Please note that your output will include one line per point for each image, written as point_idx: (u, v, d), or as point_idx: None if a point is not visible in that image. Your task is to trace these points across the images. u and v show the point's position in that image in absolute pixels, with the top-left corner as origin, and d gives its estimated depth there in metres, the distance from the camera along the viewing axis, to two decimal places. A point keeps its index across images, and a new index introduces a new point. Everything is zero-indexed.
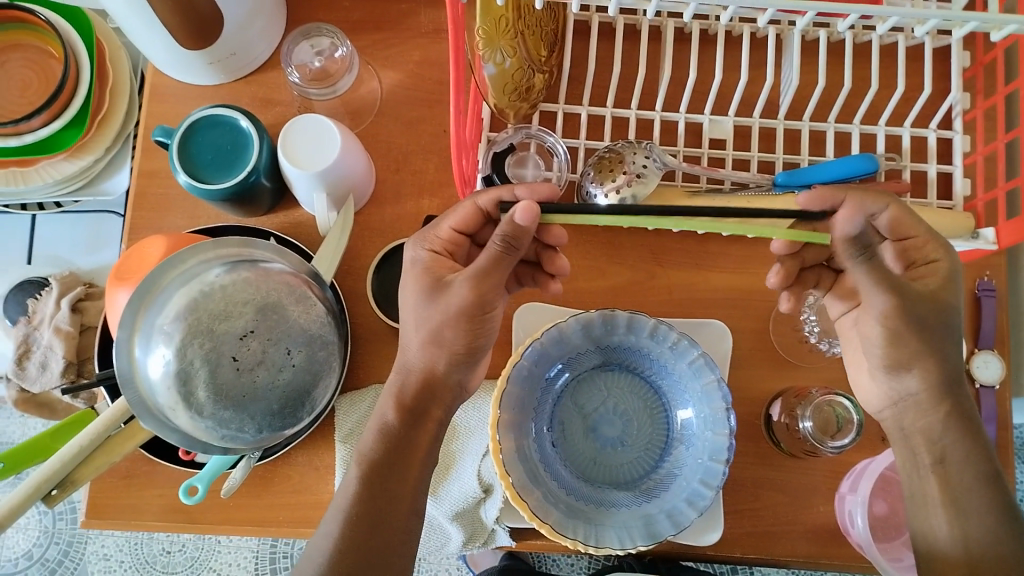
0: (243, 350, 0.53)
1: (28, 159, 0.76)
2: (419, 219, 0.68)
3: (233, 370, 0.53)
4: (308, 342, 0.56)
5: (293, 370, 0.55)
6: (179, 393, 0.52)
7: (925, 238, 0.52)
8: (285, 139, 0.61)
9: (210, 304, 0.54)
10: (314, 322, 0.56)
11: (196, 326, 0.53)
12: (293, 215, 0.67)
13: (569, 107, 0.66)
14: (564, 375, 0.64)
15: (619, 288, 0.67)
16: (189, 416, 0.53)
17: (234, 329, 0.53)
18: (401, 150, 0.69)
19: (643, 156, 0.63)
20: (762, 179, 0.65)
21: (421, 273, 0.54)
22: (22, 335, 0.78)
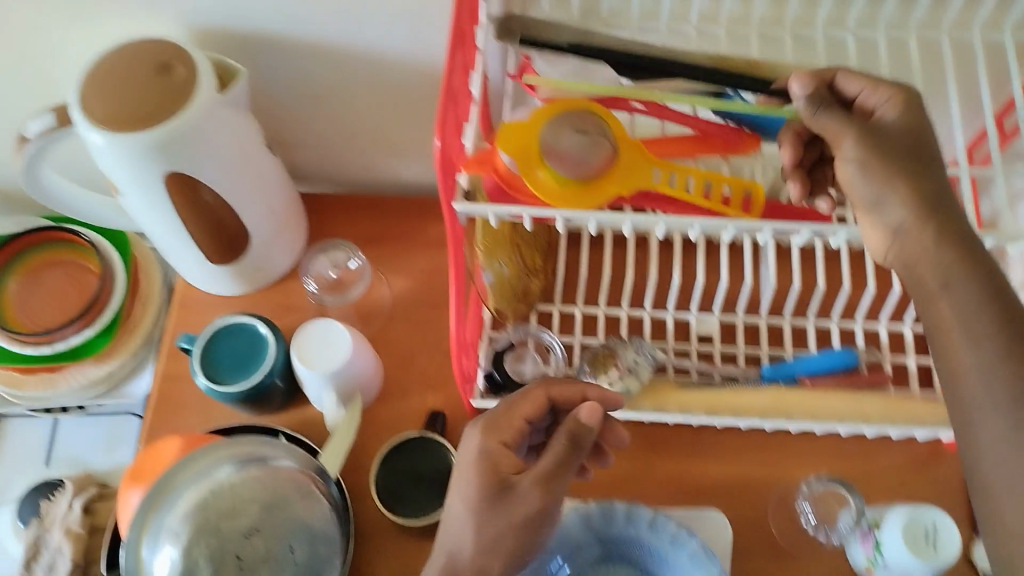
0: (247, 548, 0.55)
1: (58, 366, 0.82)
2: (424, 415, 0.71)
3: (236, 569, 0.55)
4: (311, 539, 0.57)
5: (295, 568, 0.56)
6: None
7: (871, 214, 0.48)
8: (299, 342, 0.66)
9: (219, 503, 0.56)
10: (318, 519, 0.58)
11: (203, 525, 0.55)
12: (304, 412, 0.71)
13: (563, 308, 0.72)
14: (565, 570, 0.64)
15: (618, 479, 0.69)
16: None
17: (240, 526, 0.56)
18: (409, 350, 0.74)
19: (632, 352, 0.68)
20: (749, 372, 0.69)
21: (486, 469, 0.53)
22: (32, 537, 0.79)
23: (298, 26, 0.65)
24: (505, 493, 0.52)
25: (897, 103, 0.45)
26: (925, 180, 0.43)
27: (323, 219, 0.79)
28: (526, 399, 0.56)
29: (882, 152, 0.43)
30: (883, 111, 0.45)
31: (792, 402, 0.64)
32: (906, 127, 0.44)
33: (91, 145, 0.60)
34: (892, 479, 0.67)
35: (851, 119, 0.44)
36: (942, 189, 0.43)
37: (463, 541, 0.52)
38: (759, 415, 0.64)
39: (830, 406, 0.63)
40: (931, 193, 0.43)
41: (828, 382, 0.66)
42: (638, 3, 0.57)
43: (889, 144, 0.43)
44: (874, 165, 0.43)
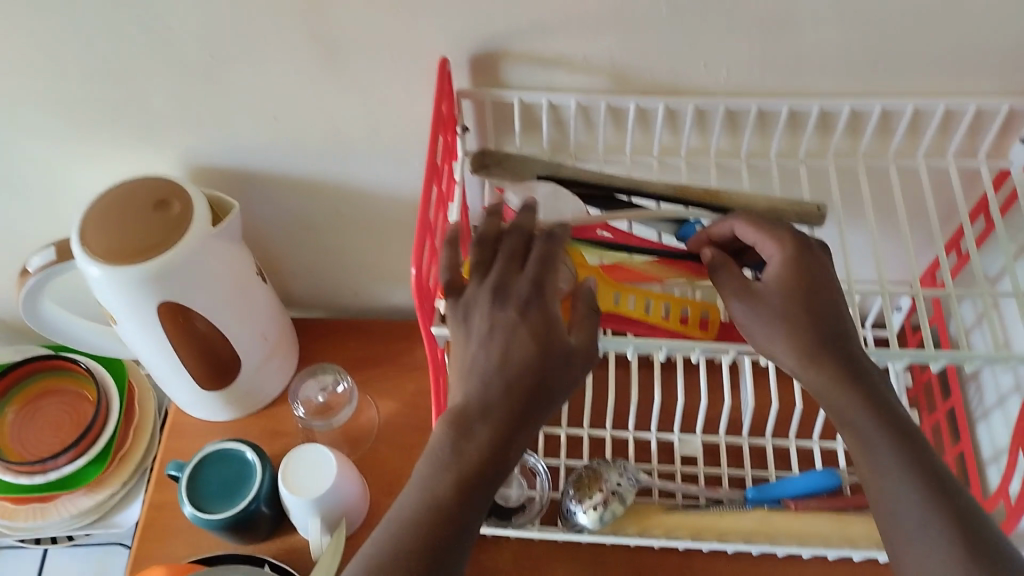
0: None
1: (49, 495, 0.82)
2: None
3: None
4: None
5: None
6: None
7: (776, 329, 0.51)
8: (285, 469, 0.66)
9: None
10: None
11: None
12: (289, 540, 0.70)
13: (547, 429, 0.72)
14: None
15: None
16: None
17: None
18: (393, 474, 0.74)
19: (616, 474, 0.67)
20: (734, 493, 0.68)
21: (556, 330, 0.45)
22: None
23: (288, 164, 0.69)
24: (565, 356, 0.45)
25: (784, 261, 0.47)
26: (808, 325, 0.46)
27: (313, 345, 0.81)
28: (549, 255, 0.47)
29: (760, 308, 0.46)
30: (772, 265, 0.48)
31: (776, 525, 0.63)
32: (787, 283, 0.46)
33: (89, 278, 0.62)
34: None
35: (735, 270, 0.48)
36: (826, 333, 0.46)
37: (523, 408, 0.44)
38: (744, 538, 0.63)
39: (813, 528, 0.63)
40: (814, 340, 0.46)
41: (811, 505, 0.65)
42: (604, 137, 0.61)
43: (773, 301, 0.46)
44: (753, 324, 0.46)
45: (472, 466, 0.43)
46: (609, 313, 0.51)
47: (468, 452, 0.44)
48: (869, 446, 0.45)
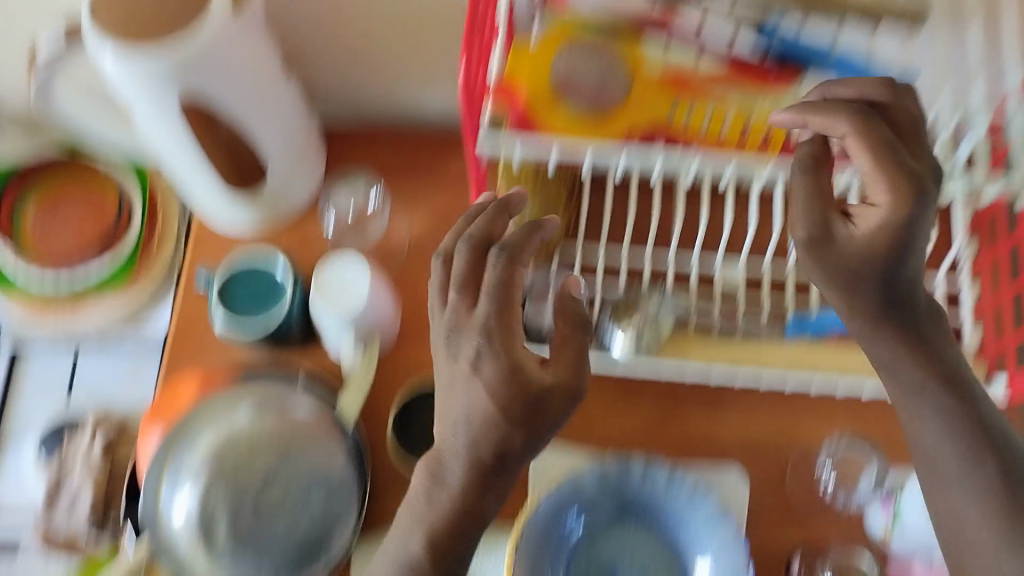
0: (266, 495, 0.55)
1: (79, 300, 0.82)
2: None
3: (253, 515, 0.55)
4: (328, 488, 0.57)
5: (310, 517, 0.56)
6: (198, 539, 0.54)
7: (875, 165, 0.43)
8: (318, 279, 0.66)
9: (237, 448, 0.56)
10: (336, 467, 0.57)
11: (221, 470, 0.55)
12: (322, 356, 0.70)
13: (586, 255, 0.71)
14: (580, 530, 0.63)
15: (635, 433, 0.68)
16: (208, 560, 0.54)
17: (258, 473, 0.55)
18: (427, 292, 0.73)
19: (654, 303, 0.66)
20: (774, 326, 0.66)
21: (524, 375, 0.47)
22: (53, 477, 0.77)
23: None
24: (540, 401, 0.47)
25: (892, 205, 0.44)
26: (862, 293, 0.48)
27: (340, 158, 0.77)
28: (513, 324, 0.47)
29: (833, 258, 0.47)
30: (879, 208, 0.45)
31: (815, 358, 0.64)
32: (885, 230, 0.45)
33: (102, 67, 0.57)
34: None
35: (824, 207, 0.46)
36: (886, 279, 0.47)
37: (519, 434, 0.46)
38: (780, 369, 0.64)
39: (856, 364, 0.64)
40: (869, 302, 0.48)
41: (855, 338, 0.65)
42: None
43: (836, 256, 0.47)
44: (820, 278, 0.48)
45: (439, 542, 0.48)
46: (659, 125, 0.46)
47: (441, 500, 0.48)
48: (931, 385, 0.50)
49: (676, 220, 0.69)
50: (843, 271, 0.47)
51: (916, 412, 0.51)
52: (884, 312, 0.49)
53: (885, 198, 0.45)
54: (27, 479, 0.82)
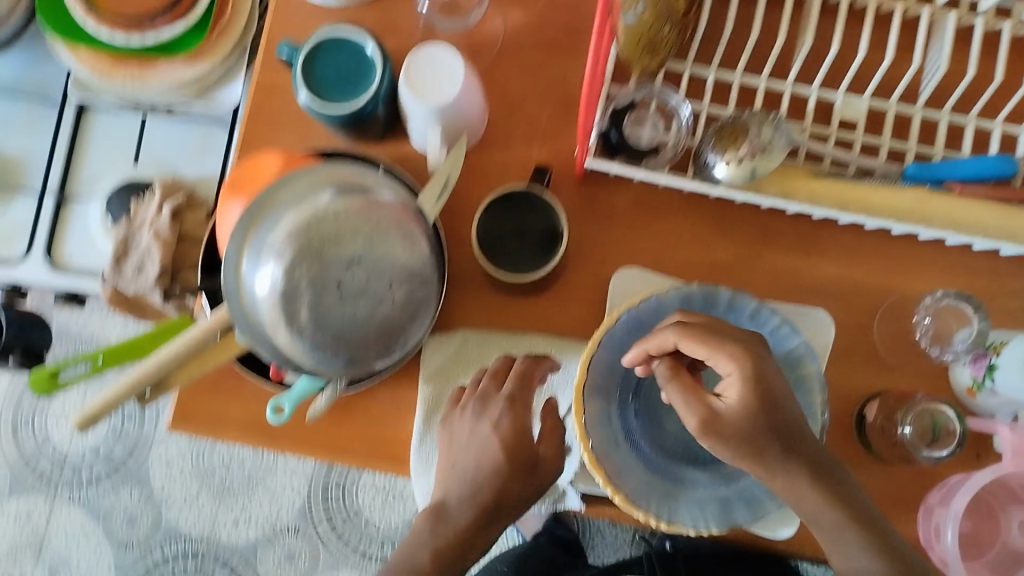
0: (349, 276, 0.53)
1: (149, 61, 0.77)
2: (527, 168, 0.67)
3: (336, 296, 0.53)
4: (410, 278, 0.55)
5: (392, 305, 0.54)
6: (284, 311, 0.53)
7: (710, 350, 0.54)
8: (408, 69, 0.60)
9: (322, 227, 0.53)
10: (418, 259, 0.56)
11: (306, 247, 0.53)
12: (403, 148, 0.67)
13: (697, 70, 0.64)
14: None
15: (721, 264, 0.65)
16: (289, 334, 0.53)
17: (342, 255, 0.53)
18: (519, 93, 0.68)
19: (770, 128, 0.60)
20: (891, 168, 0.63)
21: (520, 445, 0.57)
22: (122, 235, 0.79)
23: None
24: (534, 462, 0.57)
25: (737, 377, 0.54)
26: (779, 464, 0.53)
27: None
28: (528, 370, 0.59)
29: (726, 443, 0.53)
30: (731, 394, 0.54)
31: (934, 208, 0.59)
32: (743, 400, 0.53)
33: None
34: (1017, 303, 0.63)
35: (697, 402, 0.54)
36: (766, 445, 0.53)
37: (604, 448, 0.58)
38: (892, 216, 0.60)
39: (976, 216, 0.59)
40: (780, 447, 0.53)
41: (977, 192, 0.60)
42: None
43: (722, 433, 0.53)
44: (722, 452, 0.53)
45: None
46: None
47: (445, 531, 0.57)
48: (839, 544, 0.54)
49: (805, 40, 0.63)
50: (744, 451, 0.53)
51: (845, 546, 0.54)
52: (767, 454, 0.53)
53: (736, 394, 0.54)
54: (97, 239, 0.85)
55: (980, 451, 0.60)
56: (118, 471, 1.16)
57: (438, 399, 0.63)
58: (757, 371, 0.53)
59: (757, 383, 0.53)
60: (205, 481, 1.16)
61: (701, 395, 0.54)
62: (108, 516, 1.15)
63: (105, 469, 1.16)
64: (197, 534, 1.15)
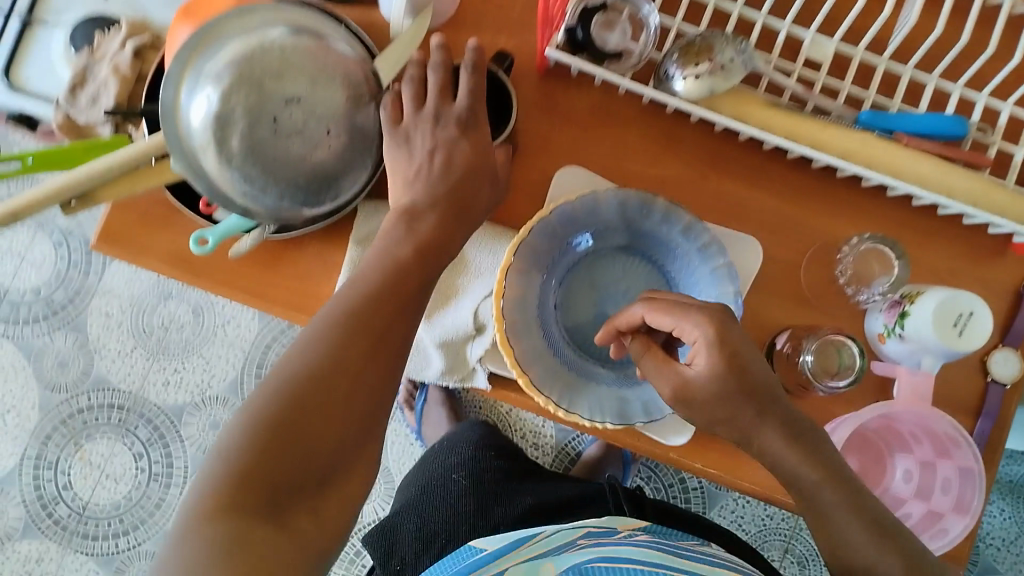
0: (286, 114, 0.53)
1: None
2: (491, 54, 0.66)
3: (271, 131, 0.53)
4: (349, 129, 0.56)
5: (327, 152, 0.55)
6: (214, 136, 0.52)
7: (676, 318, 0.52)
8: None
9: (266, 59, 0.53)
10: (360, 112, 0.56)
11: (247, 76, 0.52)
12: (369, 13, 0.65)
13: None
14: (588, 244, 0.64)
15: (665, 180, 0.65)
16: (218, 161, 0.53)
17: (284, 91, 0.53)
18: None
19: (732, 51, 0.60)
20: (846, 112, 0.63)
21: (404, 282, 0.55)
22: (82, 64, 0.78)
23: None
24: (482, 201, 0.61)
25: (703, 346, 0.52)
26: (761, 428, 0.54)
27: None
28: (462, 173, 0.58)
29: (698, 407, 0.53)
30: (698, 354, 0.52)
31: (877, 153, 0.60)
32: (711, 366, 0.52)
33: None
34: (941, 263, 0.64)
35: (668, 369, 0.54)
36: (741, 411, 0.53)
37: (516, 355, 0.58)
38: (836, 155, 0.60)
39: (917, 169, 0.60)
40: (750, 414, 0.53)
41: (922, 146, 0.61)
42: None
43: (698, 404, 0.53)
44: (697, 415, 0.54)
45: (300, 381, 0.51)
46: None
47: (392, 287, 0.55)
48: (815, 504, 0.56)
49: None
50: (716, 416, 0.53)
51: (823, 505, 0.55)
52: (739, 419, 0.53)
53: (703, 360, 0.52)
54: (57, 67, 0.83)
55: (878, 396, 0.63)
56: (57, 315, 1.17)
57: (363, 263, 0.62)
58: (724, 331, 0.52)
59: (725, 349, 0.51)
60: (141, 338, 1.17)
61: (671, 361, 0.54)
62: (40, 356, 1.16)
63: (43, 312, 1.16)
64: (126, 389, 1.16)
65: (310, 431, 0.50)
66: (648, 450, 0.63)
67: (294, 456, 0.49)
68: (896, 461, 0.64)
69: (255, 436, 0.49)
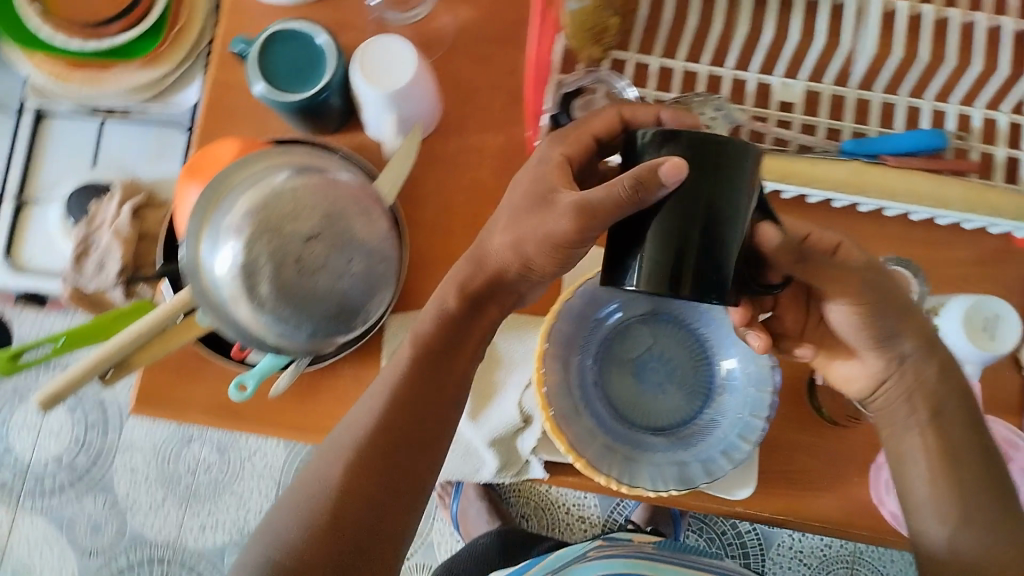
0: (307, 252, 0.54)
1: (106, 64, 0.78)
2: (483, 154, 0.68)
3: (295, 271, 0.54)
4: (368, 255, 0.57)
5: (352, 279, 0.56)
6: (243, 285, 0.53)
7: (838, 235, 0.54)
8: (361, 57, 0.62)
9: (280, 204, 0.54)
10: (375, 237, 0.57)
11: (264, 223, 0.54)
12: (359, 138, 0.68)
13: (641, 56, 0.66)
14: (616, 316, 0.64)
15: None
16: (251, 309, 0.54)
17: (301, 230, 0.54)
18: (470, 84, 0.69)
19: (710, 109, 0.63)
20: (829, 144, 0.65)
21: (594, 204, 0.44)
22: (82, 235, 0.79)
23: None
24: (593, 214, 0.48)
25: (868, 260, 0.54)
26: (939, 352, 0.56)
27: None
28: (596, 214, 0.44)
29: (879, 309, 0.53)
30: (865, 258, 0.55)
31: (870, 179, 0.62)
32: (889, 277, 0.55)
33: None
34: (955, 271, 0.66)
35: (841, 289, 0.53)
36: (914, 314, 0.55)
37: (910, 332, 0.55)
38: (833, 189, 0.62)
39: (913, 187, 0.62)
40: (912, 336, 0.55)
41: (909, 163, 0.63)
42: None
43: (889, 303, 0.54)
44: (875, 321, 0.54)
45: (359, 455, 0.52)
46: None
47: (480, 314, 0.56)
48: (936, 419, 0.55)
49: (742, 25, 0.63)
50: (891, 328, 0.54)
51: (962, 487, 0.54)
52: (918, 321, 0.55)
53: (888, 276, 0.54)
54: (56, 241, 0.85)
55: None
56: (81, 481, 1.15)
57: None
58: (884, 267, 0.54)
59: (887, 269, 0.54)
60: (170, 487, 1.15)
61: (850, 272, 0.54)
62: (71, 526, 1.14)
63: (67, 479, 1.15)
64: (163, 541, 1.14)
65: (373, 505, 0.51)
66: (714, 508, 0.63)
67: (349, 539, 0.50)
68: None
69: (321, 514, 0.50)
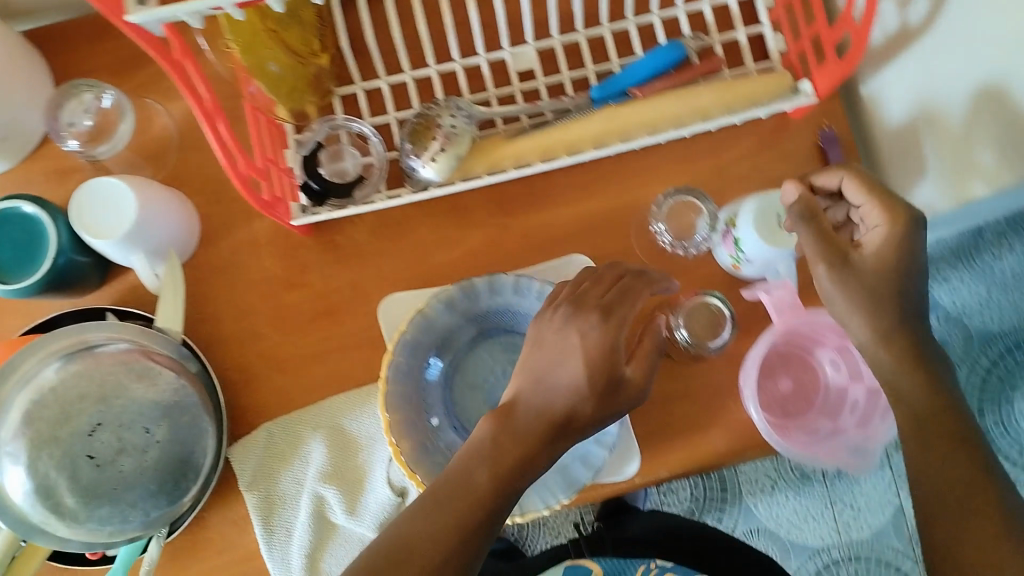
0: (96, 445, 0.49)
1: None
2: (257, 245, 0.57)
3: (93, 468, 0.49)
4: (166, 412, 0.50)
5: (159, 447, 0.50)
6: (46, 506, 0.48)
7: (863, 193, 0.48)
8: (75, 208, 0.50)
9: (47, 411, 0.49)
10: (165, 391, 0.51)
11: (39, 438, 0.48)
12: (129, 279, 0.56)
13: (367, 84, 0.58)
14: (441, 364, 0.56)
15: (475, 253, 0.58)
16: (69, 525, 0.48)
17: (79, 427, 0.49)
18: (217, 176, 0.58)
19: (449, 115, 0.54)
20: (576, 99, 0.57)
21: (629, 291, 0.48)
22: None
23: None
24: (618, 383, 0.45)
25: None
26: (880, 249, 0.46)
27: (79, 58, 0.58)
28: None
29: None
30: None
31: (624, 120, 0.54)
32: None
33: None
34: (743, 166, 0.59)
35: None
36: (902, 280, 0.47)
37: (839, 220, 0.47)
38: (593, 145, 0.54)
39: (667, 111, 0.54)
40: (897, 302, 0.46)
41: (657, 87, 0.56)
42: None
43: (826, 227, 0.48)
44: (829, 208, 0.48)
45: (516, 453, 0.41)
46: None
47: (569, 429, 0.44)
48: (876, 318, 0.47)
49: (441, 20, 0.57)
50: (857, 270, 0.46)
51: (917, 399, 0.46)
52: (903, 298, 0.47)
53: None
54: None
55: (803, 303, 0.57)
56: None
57: (270, 501, 0.55)
58: None
59: None
60: None
61: None
62: None
63: None
64: None
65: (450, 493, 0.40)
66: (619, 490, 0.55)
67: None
68: (820, 357, 0.59)
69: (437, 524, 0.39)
